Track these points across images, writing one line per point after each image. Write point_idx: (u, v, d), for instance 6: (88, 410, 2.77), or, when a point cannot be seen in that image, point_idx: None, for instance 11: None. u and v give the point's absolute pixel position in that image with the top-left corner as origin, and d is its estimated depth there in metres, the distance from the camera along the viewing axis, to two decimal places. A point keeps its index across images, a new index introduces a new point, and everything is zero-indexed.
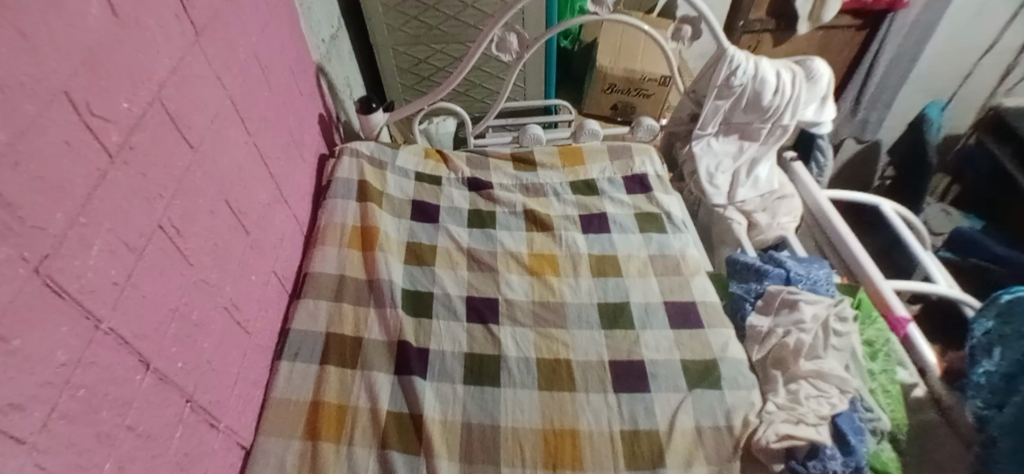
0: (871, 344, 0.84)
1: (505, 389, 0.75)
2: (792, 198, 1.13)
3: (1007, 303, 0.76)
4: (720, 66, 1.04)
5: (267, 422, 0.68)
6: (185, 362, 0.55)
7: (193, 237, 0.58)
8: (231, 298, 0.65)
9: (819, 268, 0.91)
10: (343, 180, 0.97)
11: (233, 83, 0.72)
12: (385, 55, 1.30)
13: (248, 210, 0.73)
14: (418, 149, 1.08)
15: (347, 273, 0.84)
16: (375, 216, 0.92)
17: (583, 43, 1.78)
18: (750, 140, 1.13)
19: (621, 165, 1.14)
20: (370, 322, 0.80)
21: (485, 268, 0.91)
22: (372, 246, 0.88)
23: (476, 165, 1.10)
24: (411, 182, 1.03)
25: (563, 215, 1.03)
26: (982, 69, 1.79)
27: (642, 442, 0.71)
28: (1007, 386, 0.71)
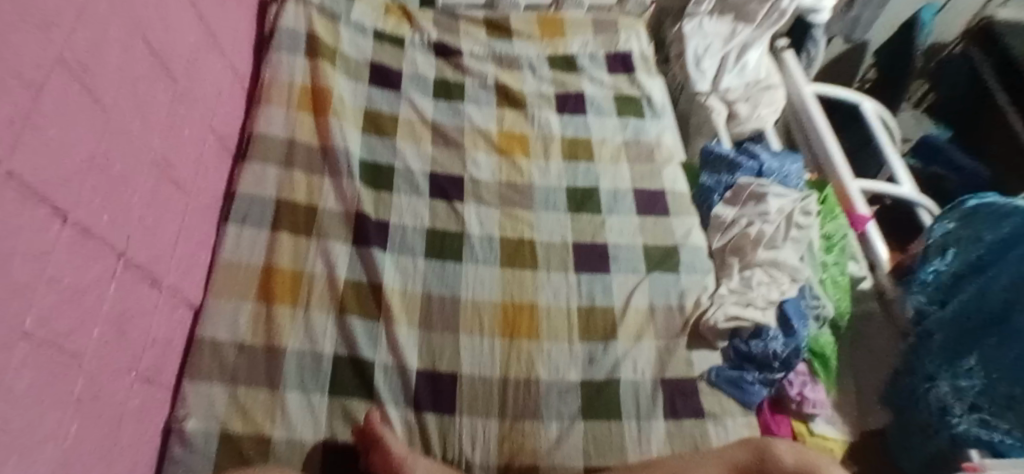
0: (828, 238, 0.87)
1: (466, 264, 0.74)
2: (777, 89, 1.06)
3: (971, 209, 0.76)
4: None
5: (216, 284, 0.66)
6: (111, 217, 0.50)
7: (105, 77, 0.50)
8: (160, 153, 0.59)
9: (791, 161, 0.90)
10: (289, 32, 0.86)
11: None
12: None
13: (173, 54, 0.63)
14: (378, 4, 0.96)
15: (297, 138, 0.77)
16: (326, 75, 0.83)
17: None
18: (745, 22, 1.06)
19: (604, 40, 1.05)
20: (325, 191, 0.74)
21: (450, 143, 0.85)
22: (324, 109, 0.80)
23: (444, 27, 0.99)
24: (368, 40, 0.92)
25: (537, 92, 0.96)
26: None
27: (598, 318, 0.73)
28: (953, 285, 0.74)
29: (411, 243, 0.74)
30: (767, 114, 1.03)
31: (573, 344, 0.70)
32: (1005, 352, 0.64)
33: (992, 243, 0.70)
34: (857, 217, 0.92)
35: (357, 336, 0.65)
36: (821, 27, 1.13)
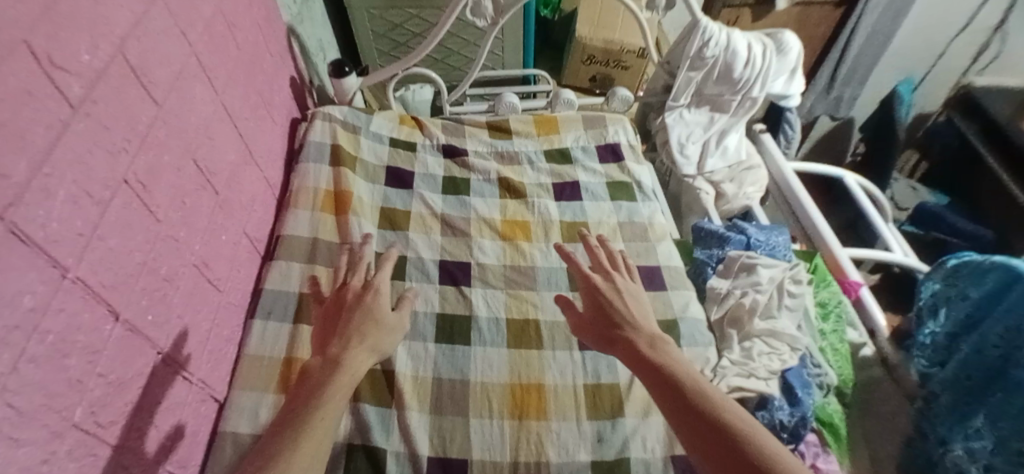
0: (823, 305, 0.91)
1: (475, 347, 0.77)
2: (759, 169, 1.17)
3: (953, 268, 0.82)
4: (693, 37, 1.06)
5: (240, 377, 0.70)
6: (155, 316, 0.56)
7: (160, 194, 0.59)
8: (201, 256, 0.66)
9: (778, 235, 0.96)
10: (315, 144, 0.96)
11: (200, 41, 0.71)
12: (361, 20, 1.30)
13: (217, 170, 0.73)
14: (393, 115, 1.07)
15: (320, 237, 0.85)
16: (347, 180, 0.92)
17: (562, 12, 1.77)
18: (721, 112, 1.16)
19: (595, 133, 1.15)
20: None
21: (458, 234, 0.92)
22: (345, 209, 0.88)
23: (451, 132, 1.10)
24: (386, 147, 1.02)
25: (537, 182, 1.05)
26: (956, 48, 1.87)
27: (604, 395, 0.75)
28: (948, 345, 0.79)
29: (447, 331, 0.78)
30: (752, 191, 1.14)
31: (582, 421, 0.72)
32: (1009, 405, 0.67)
33: (977, 299, 0.75)
34: (851, 284, 0.95)
35: (370, 422, 0.68)
36: (793, 109, 1.21)
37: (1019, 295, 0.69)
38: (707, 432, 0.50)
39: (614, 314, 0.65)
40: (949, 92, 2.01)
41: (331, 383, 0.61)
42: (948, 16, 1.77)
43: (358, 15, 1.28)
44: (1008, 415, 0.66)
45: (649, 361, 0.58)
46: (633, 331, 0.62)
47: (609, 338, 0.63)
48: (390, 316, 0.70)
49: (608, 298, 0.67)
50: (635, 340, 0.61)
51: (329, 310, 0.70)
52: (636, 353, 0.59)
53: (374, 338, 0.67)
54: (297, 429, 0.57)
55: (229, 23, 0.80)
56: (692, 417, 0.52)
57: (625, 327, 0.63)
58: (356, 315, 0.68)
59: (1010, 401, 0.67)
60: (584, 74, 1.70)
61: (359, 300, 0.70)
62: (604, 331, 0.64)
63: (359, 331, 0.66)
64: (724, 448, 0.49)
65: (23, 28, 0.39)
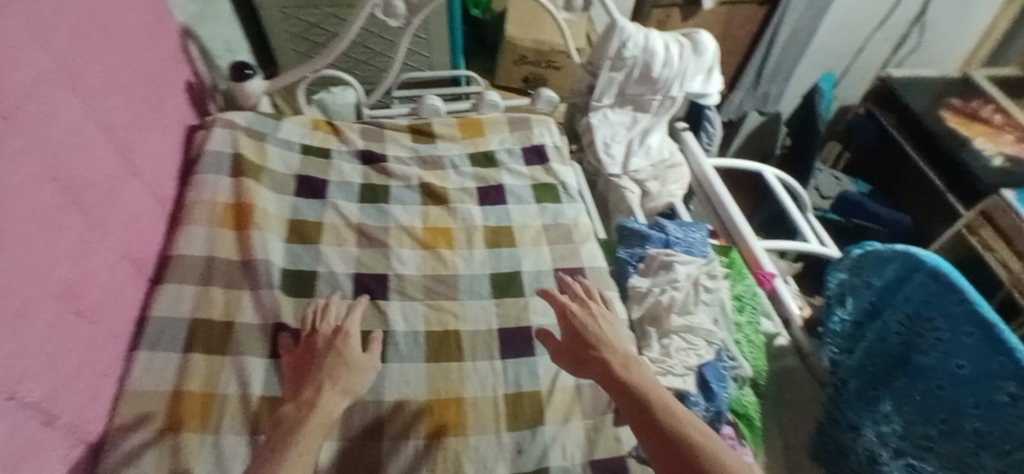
0: (739, 298, 0.93)
1: (391, 364, 0.74)
2: (681, 166, 1.19)
3: (857, 258, 0.85)
4: (612, 38, 1.07)
5: (121, 415, 0.64)
6: (7, 356, 0.50)
7: (12, 217, 0.52)
8: (67, 284, 0.60)
9: (696, 231, 0.97)
10: (214, 155, 0.90)
11: (64, 45, 0.64)
12: (272, 20, 1.23)
13: (87, 188, 0.66)
14: (306, 120, 1.02)
15: (217, 255, 0.79)
16: (251, 191, 0.86)
17: (494, 13, 1.73)
18: (643, 112, 1.19)
19: (520, 135, 1.14)
20: (242, 304, 0.76)
21: (375, 243, 0.88)
22: (246, 223, 0.83)
23: (370, 136, 1.06)
24: (296, 154, 0.97)
25: (460, 187, 1.02)
26: (875, 44, 2.00)
27: (525, 402, 0.74)
28: (855, 333, 0.83)
29: (374, 352, 0.76)
30: (675, 189, 1.16)
31: (501, 432, 0.70)
32: (912, 389, 0.71)
33: (881, 288, 0.79)
34: (766, 275, 0.98)
35: None
36: (712, 107, 1.24)
37: (920, 283, 0.73)
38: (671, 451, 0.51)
39: (589, 336, 0.67)
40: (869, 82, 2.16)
41: (302, 423, 0.57)
42: (863, 16, 1.89)
43: (270, 16, 1.22)
44: (912, 399, 0.70)
45: (622, 383, 0.60)
46: (609, 352, 0.65)
47: (584, 359, 0.65)
48: (360, 358, 0.68)
49: (585, 324, 0.68)
50: (609, 363, 0.63)
51: (301, 360, 0.68)
52: (612, 375, 0.61)
53: (347, 381, 0.65)
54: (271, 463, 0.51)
55: (105, 27, 0.72)
56: (657, 435, 0.53)
57: (601, 350, 0.65)
58: (327, 358, 0.67)
59: (913, 386, 0.71)
60: (517, 75, 1.68)
61: (331, 344, 0.69)
62: (580, 353, 0.66)
63: (331, 374, 0.64)
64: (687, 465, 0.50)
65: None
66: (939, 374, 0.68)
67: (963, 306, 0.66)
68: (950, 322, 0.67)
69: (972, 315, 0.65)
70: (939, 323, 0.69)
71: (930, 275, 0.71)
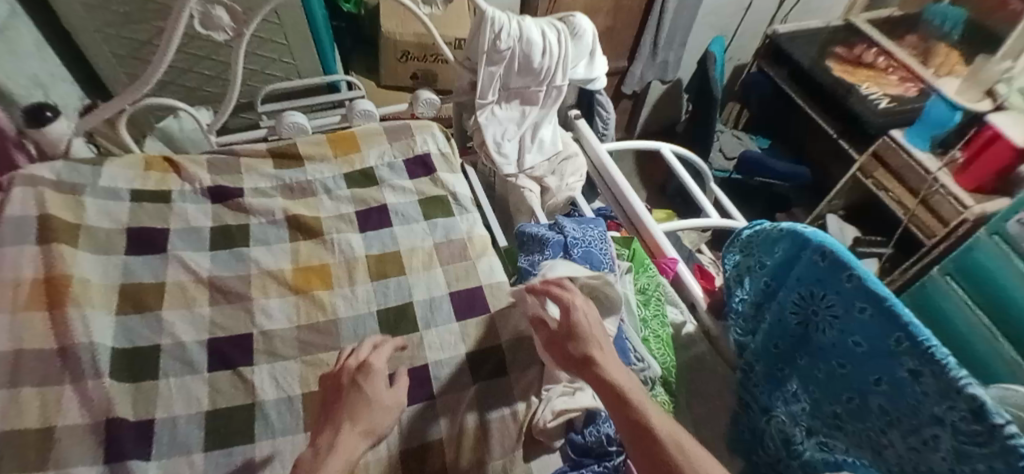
0: (644, 292, 0.90)
1: (261, 443, 0.64)
2: (577, 157, 1.15)
3: (747, 239, 0.84)
4: (483, 29, 0.98)
5: None
6: None
7: None
8: None
9: (595, 228, 0.93)
10: (13, 221, 0.73)
11: None
12: (91, 42, 1.04)
13: None
14: (135, 161, 0.87)
15: (25, 346, 0.64)
16: (66, 260, 0.71)
17: (368, 7, 1.60)
18: (531, 104, 1.12)
19: (400, 146, 1.04)
20: (64, 403, 0.62)
21: (234, 299, 0.76)
22: (61, 299, 0.68)
23: (220, 168, 0.91)
24: (125, 203, 0.82)
25: (336, 214, 0.92)
26: (761, 2, 2.05)
27: (426, 458, 0.67)
28: (754, 313, 0.82)
29: None
30: (574, 181, 1.12)
31: None
32: (815, 368, 0.70)
33: (773, 268, 0.78)
34: (669, 261, 0.96)
35: None
36: (603, 91, 1.20)
37: (807, 262, 0.71)
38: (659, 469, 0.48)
39: (585, 338, 0.63)
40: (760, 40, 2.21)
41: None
42: None
43: (86, 38, 1.03)
44: (816, 379, 0.70)
45: (616, 389, 0.56)
46: (600, 353, 0.61)
47: (577, 360, 0.61)
48: (390, 395, 0.60)
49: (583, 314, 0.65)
50: (604, 369, 0.59)
51: (330, 402, 0.59)
52: (604, 378, 0.57)
53: (375, 422, 0.56)
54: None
55: None
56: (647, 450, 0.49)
57: (596, 354, 0.60)
58: (346, 398, 0.58)
59: (816, 365, 0.70)
60: (403, 72, 1.56)
61: (356, 380, 0.60)
62: (576, 354, 0.62)
63: (349, 414, 0.56)
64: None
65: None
66: (839, 352, 0.66)
67: (853, 282, 0.63)
68: (841, 297, 0.65)
69: (860, 288, 0.62)
70: (832, 299, 0.67)
71: (816, 251, 0.69)
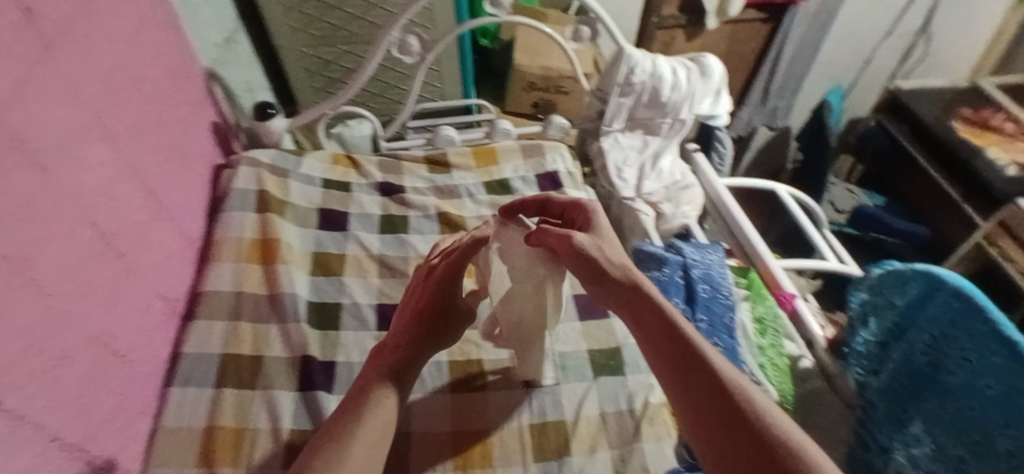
0: (761, 321, 0.93)
1: (415, 396, 0.76)
2: (693, 187, 1.21)
3: (878, 277, 0.86)
4: (620, 65, 1.08)
5: (154, 455, 0.64)
6: (46, 400, 0.50)
7: (48, 265, 0.52)
8: (103, 327, 0.60)
9: (713, 253, 0.98)
10: (241, 192, 0.92)
11: (101, 95, 0.64)
12: (290, 58, 1.25)
13: (122, 230, 0.66)
14: (326, 156, 1.05)
15: (244, 290, 0.81)
16: (276, 227, 0.88)
17: (501, 42, 1.78)
18: (653, 135, 1.20)
19: (533, 162, 1.15)
20: (271, 339, 0.77)
21: (397, 274, 0.90)
22: (273, 258, 0.85)
23: (388, 169, 1.09)
24: (318, 189, 1.00)
25: (476, 215, 1.04)
26: (880, 54, 2.01)
27: (549, 435, 0.74)
28: (880, 354, 0.83)
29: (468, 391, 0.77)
30: (689, 210, 1.18)
31: (528, 465, 0.71)
32: (942, 410, 0.70)
33: (904, 308, 0.79)
34: (787, 296, 0.98)
35: None
36: (723, 129, 1.29)
37: (942, 302, 0.73)
38: (695, 382, 0.49)
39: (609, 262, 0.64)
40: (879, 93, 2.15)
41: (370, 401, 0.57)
42: (864, 28, 1.91)
43: (289, 54, 1.24)
44: (941, 420, 0.69)
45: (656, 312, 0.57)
46: (637, 277, 0.63)
47: (609, 279, 0.63)
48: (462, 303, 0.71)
49: (600, 223, 0.70)
50: (639, 290, 0.61)
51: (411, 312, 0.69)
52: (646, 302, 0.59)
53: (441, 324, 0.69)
54: (342, 442, 0.52)
55: (134, 76, 0.72)
56: (683, 365, 0.51)
57: (627, 278, 0.62)
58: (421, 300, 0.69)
59: (942, 407, 0.70)
60: (525, 100, 1.66)
61: (438, 298, 0.69)
62: (598, 273, 0.64)
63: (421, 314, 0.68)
64: (714, 399, 0.47)
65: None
66: (969, 393, 0.66)
67: (988, 326, 0.66)
68: (975, 340, 0.67)
69: (996, 334, 0.65)
70: (964, 343, 0.68)
71: (952, 294, 0.72)
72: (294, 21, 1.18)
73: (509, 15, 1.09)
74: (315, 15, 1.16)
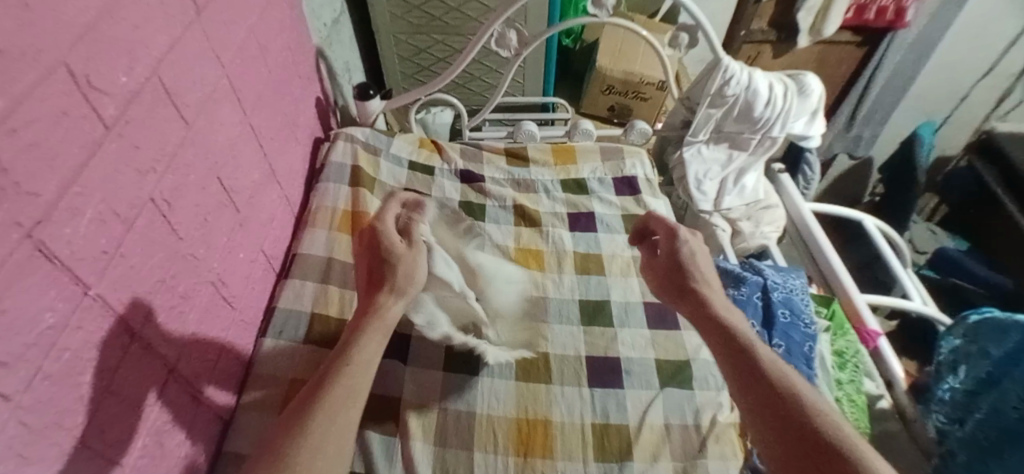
0: (840, 354, 0.89)
1: (483, 378, 0.78)
2: (776, 208, 1.19)
3: (974, 324, 0.80)
4: (714, 75, 1.03)
5: (248, 397, 0.69)
6: (169, 333, 0.55)
7: (183, 211, 0.57)
8: (217, 274, 0.65)
9: (795, 278, 0.94)
10: (338, 165, 0.97)
11: (233, 62, 0.69)
12: (386, 42, 1.29)
13: (240, 188, 0.71)
14: (413, 138, 1.09)
15: (336, 256, 0.85)
16: (366, 201, 0.93)
17: (584, 42, 1.77)
18: (739, 149, 1.14)
19: (611, 165, 1.14)
20: (356, 305, 0.81)
21: None
22: (361, 230, 0.89)
23: (469, 157, 1.11)
24: (404, 170, 1.04)
25: (551, 211, 1.05)
26: (979, 90, 1.87)
27: (612, 435, 0.74)
28: (968, 403, 0.76)
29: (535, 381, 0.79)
30: (769, 231, 1.17)
31: (589, 463, 0.71)
32: None
33: (999, 358, 0.73)
34: (869, 332, 0.95)
35: (375, 451, 0.70)
36: (813, 151, 1.27)
37: None
38: (764, 407, 0.48)
39: (684, 270, 0.65)
40: (973, 133, 2.01)
41: (338, 372, 0.52)
42: (972, 59, 1.78)
43: (385, 39, 1.28)
44: None
45: (758, 367, 0.51)
46: (706, 286, 0.63)
47: (677, 290, 0.64)
48: (405, 248, 0.63)
49: (685, 249, 0.67)
50: (704, 296, 0.61)
51: (366, 271, 0.63)
52: (745, 352, 0.53)
53: (401, 276, 0.61)
54: (308, 411, 0.49)
55: (261, 47, 0.77)
56: (769, 408, 0.47)
57: (696, 284, 0.63)
58: (374, 259, 0.63)
59: None
60: (603, 103, 1.65)
61: (383, 245, 0.63)
62: (675, 283, 0.65)
63: (382, 270, 0.61)
64: (783, 417, 0.46)
65: (39, 51, 0.36)
66: None
67: None
68: None
69: None
70: None
71: None
72: (395, 9, 1.21)
73: (609, 17, 1.08)
74: (416, 3, 1.19)
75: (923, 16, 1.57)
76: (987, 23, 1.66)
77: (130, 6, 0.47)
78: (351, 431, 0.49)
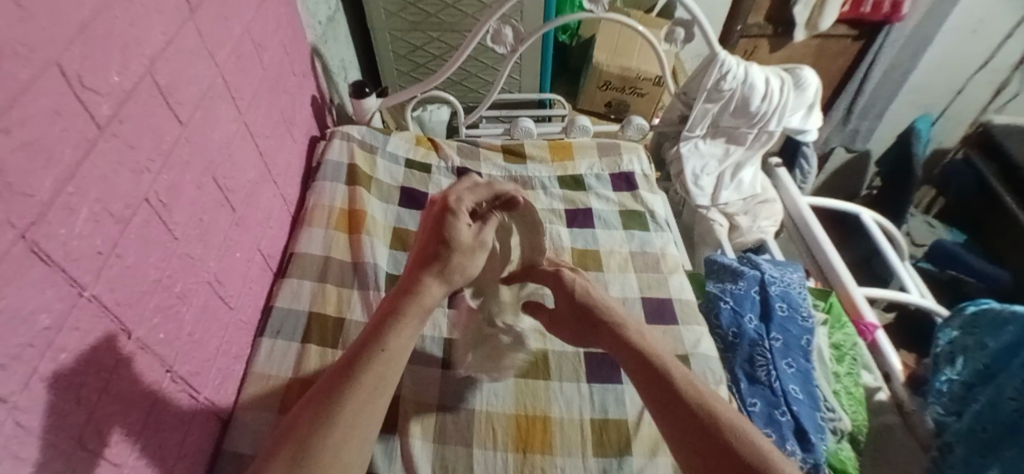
0: (838, 347, 0.90)
1: (482, 374, 0.78)
2: (773, 203, 1.19)
3: (971, 316, 0.81)
4: (710, 70, 1.02)
5: (246, 396, 0.69)
6: (167, 333, 0.55)
7: (178, 211, 0.57)
8: (214, 274, 0.64)
9: (793, 272, 0.95)
10: (334, 163, 0.97)
11: (228, 61, 0.69)
12: (382, 40, 1.29)
13: (237, 187, 0.71)
14: (410, 135, 1.08)
15: (332, 255, 0.85)
16: (363, 199, 0.93)
17: (581, 38, 1.77)
18: (736, 144, 1.14)
19: (608, 161, 1.14)
20: (353, 304, 0.81)
21: None
22: (358, 228, 0.89)
23: (466, 154, 1.11)
24: (401, 168, 1.04)
25: (549, 208, 1.05)
26: (976, 82, 1.87)
27: (611, 430, 0.74)
28: (965, 395, 0.77)
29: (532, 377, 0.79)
30: (766, 225, 1.17)
31: (587, 458, 0.72)
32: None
33: (997, 350, 0.74)
34: (866, 326, 0.95)
35: (373, 449, 0.70)
36: (810, 145, 1.27)
37: None
38: (686, 435, 0.52)
39: (590, 303, 0.69)
40: (970, 127, 2.01)
41: (370, 356, 0.53)
42: (968, 52, 1.78)
43: (381, 37, 1.28)
44: None
45: (673, 392, 0.56)
46: (617, 317, 0.67)
47: (591, 326, 0.68)
48: (471, 235, 0.62)
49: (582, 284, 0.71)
50: (616, 330, 0.65)
51: (420, 250, 0.62)
52: (661, 380, 0.57)
53: (456, 262, 0.60)
54: (338, 398, 0.51)
55: (256, 46, 0.77)
56: (691, 433, 0.52)
57: (608, 318, 0.66)
58: (431, 243, 0.61)
59: None
60: (600, 99, 1.64)
61: (446, 228, 0.61)
62: (586, 321, 0.68)
63: (439, 254, 0.60)
64: (704, 442, 0.51)
65: (31, 50, 0.36)
66: None
67: None
68: None
69: None
70: None
71: None
72: (391, 6, 1.21)
73: (605, 12, 1.08)
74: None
75: (919, 10, 1.57)
76: (984, 16, 1.66)
77: (123, 5, 0.47)
78: (376, 421, 0.52)
